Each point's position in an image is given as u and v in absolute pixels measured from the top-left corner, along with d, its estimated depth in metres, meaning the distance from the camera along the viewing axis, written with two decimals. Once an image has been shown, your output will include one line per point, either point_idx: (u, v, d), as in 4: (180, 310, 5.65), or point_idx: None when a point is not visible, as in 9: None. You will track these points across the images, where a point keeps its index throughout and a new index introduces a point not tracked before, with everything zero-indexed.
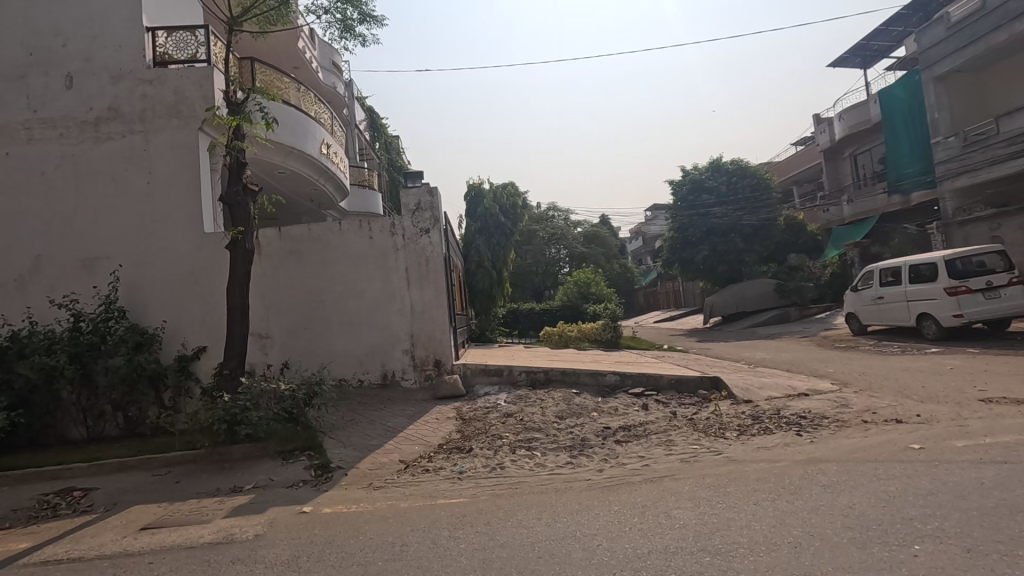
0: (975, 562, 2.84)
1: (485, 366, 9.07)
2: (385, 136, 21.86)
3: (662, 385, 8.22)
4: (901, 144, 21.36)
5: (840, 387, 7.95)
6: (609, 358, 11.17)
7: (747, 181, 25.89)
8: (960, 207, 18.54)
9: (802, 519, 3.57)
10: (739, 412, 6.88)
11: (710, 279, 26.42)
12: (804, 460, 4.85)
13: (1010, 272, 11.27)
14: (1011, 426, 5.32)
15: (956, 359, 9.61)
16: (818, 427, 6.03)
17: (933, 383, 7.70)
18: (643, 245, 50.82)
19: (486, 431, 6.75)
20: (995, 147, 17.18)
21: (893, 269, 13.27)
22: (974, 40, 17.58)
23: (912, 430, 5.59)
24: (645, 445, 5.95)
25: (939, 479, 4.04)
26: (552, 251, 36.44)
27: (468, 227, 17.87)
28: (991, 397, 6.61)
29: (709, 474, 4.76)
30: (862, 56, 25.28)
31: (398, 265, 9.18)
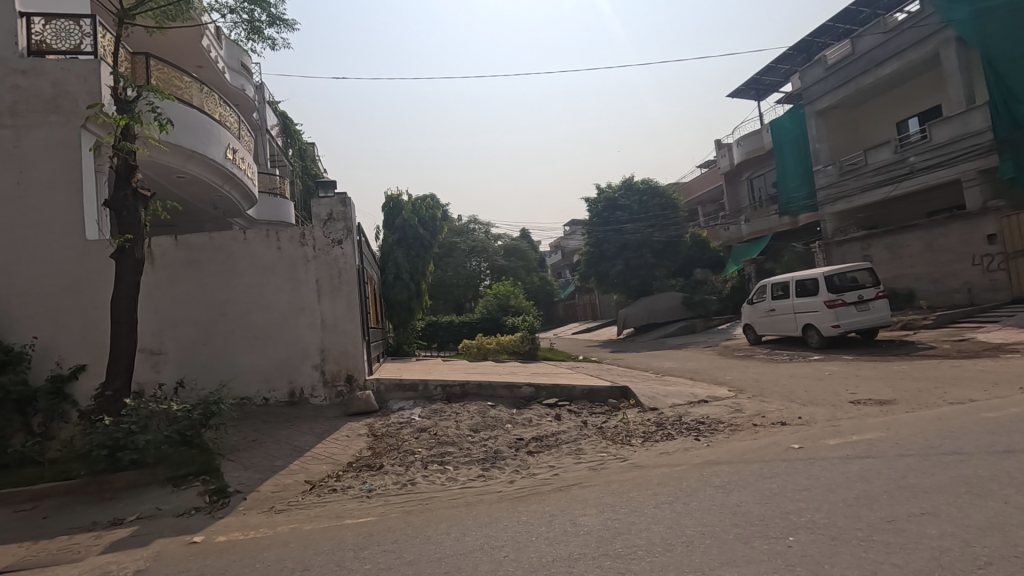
0: (839, 548, 3.15)
1: (400, 381, 8.92)
2: (299, 142, 20.97)
3: (575, 395, 8.45)
4: (789, 170, 23.52)
5: (735, 393, 8.55)
6: (526, 369, 11.34)
7: (657, 199, 27.33)
8: (837, 228, 20.79)
9: (695, 519, 3.80)
10: (645, 419, 7.22)
11: (624, 292, 27.62)
12: (700, 463, 5.18)
13: (877, 287, 12.75)
14: (874, 424, 5.98)
15: (834, 366, 10.66)
16: (714, 431, 6.46)
17: (813, 388, 8.49)
18: (562, 258, 52.26)
19: (399, 447, 6.62)
20: (865, 176, 19.45)
21: (783, 284, 14.53)
22: (847, 81, 19.85)
23: (794, 431, 6.12)
24: (556, 454, 6.09)
25: (813, 475, 4.47)
26: (472, 263, 36.53)
27: (385, 238, 17.48)
28: (860, 400, 7.39)
29: (615, 481, 4.95)
30: (755, 89, 27.73)
31: (309, 277, 8.83)
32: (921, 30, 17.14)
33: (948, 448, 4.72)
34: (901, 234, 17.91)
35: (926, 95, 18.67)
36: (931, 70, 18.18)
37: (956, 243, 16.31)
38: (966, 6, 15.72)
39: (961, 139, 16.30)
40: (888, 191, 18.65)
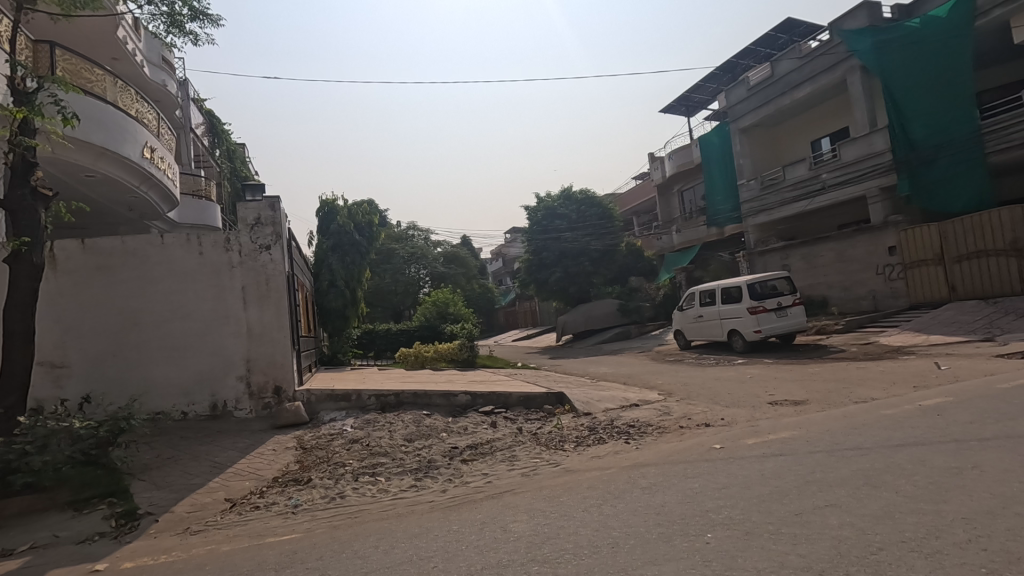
0: (751, 543, 3.33)
1: (332, 391, 8.64)
2: (228, 143, 19.98)
3: (511, 402, 8.47)
4: (716, 183, 24.75)
5: (665, 397, 8.86)
6: (463, 377, 11.29)
7: (594, 209, 28.01)
8: (759, 239, 22.14)
9: (621, 520, 3.91)
10: (579, 424, 7.36)
11: (562, 299, 28.12)
12: (629, 466, 5.34)
13: (794, 294, 13.64)
14: (789, 424, 6.38)
15: (755, 369, 11.29)
16: (644, 434, 6.67)
17: (736, 390, 8.94)
18: (503, 265, 52.52)
19: (329, 459, 6.41)
20: (784, 191, 20.81)
21: (710, 291, 15.25)
22: (767, 102, 21.19)
23: (717, 432, 6.41)
24: (490, 462, 6.09)
25: (732, 473, 4.70)
26: (411, 270, 36.06)
27: (319, 244, 16.89)
28: (777, 401, 7.85)
29: (546, 486, 5.02)
30: (686, 106, 29.13)
31: (234, 284, 8.42)
32: (831, 58, 18.60)
33: (851, 444, 5.11)
34: (815, 246, 19.26)
35: (836, 117, 20.21)
36: (839, 95, 19.72)
37: (863, 254, 17.70)
38: (867, 39, 17.27)
39: (866, 159, 17.76)
40: (803, 205, 20.03)
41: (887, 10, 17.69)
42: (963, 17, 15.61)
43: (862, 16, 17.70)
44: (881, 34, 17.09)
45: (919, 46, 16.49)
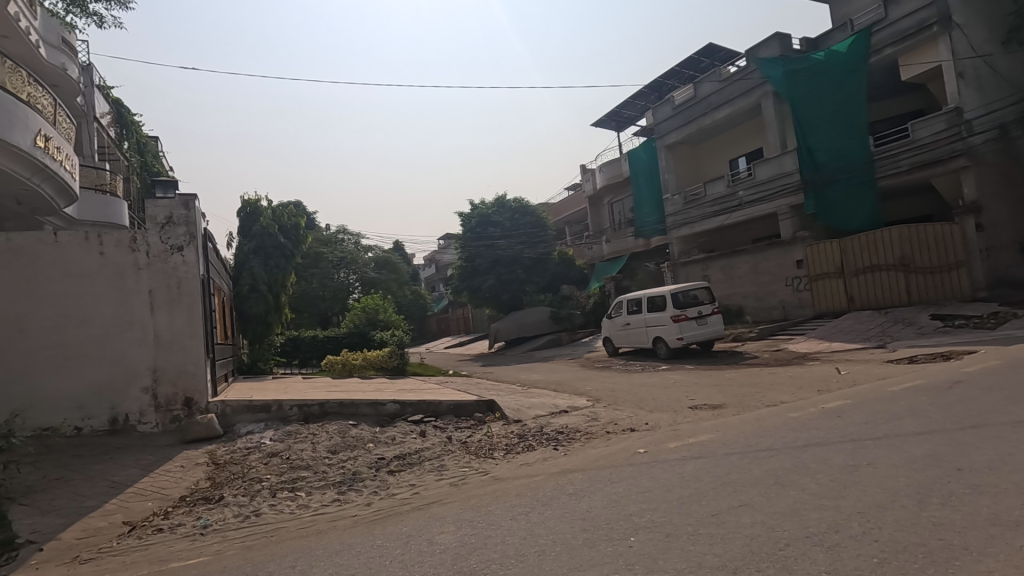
0: (672, 544, 3.44)
1: (249, 402, 8.15)
2: (138, 135, 18.53)
3: (442, 411, 8.35)
4: (643, 196, 25.77)
5: (593, 403, 9.06)
6: (392, 386, 11.01)
7: (528, 217, 28.26)
8: (682, 251, 23.27)
9: (548, 528, 3.93)
10: (509, 432, 7.37)
11: (495, 306, 28.18)
12: (558, 472, 5.39)
13: (713, 304, 14.38)
14: (707, 427, 6.69)
15: (678, 374, 11.79)
16: (572, 440, 6.77)
17: (660, 396, 9.29)
18: (436, 272, 52.04)
19: (244, 475, 6.03)
20: (705, 206, 22.01)
21: (637, 299, 15.77)
22: (689, 121, 22.38)
23: (641, 437, 6.62)
24: (417, 472, 5.96)
25: (655, 476, 4.86)
26: (340, 275, 34.90)
27: (240, 246, 15.94)
28: (697, 405, 8.24)
29: (474, 495, 4.96)
30: (616, 121, 30.29)
31: (140, 288, 7.78)
32: (747, 83, 19.94)
33: (763, 445, 5.42)
34: (732, 258, 20.44)
35: (751, 138, 21.66)
36: (754, 118, 21.16)
37: (774, 267, 18.97)
38: (779, 68, 18.62)
39: (777, 179, 19.15)
40: (722, 220, 21.29)
41: (795, 42, 19.20)
42: (861, 53, 17.19)
43: (774, 46, 19.09)
44: (791, 64, 18.49)
45: (824, 77, 17.97)
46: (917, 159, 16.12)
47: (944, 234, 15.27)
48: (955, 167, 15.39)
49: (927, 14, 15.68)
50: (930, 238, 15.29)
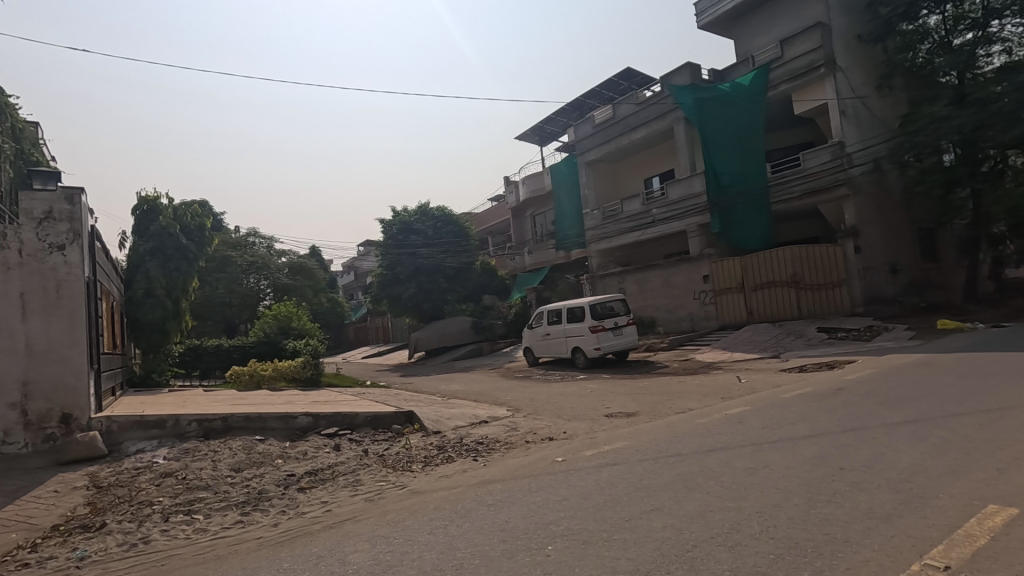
0: (588, 551, 3.51)
1: (141, 418, 7.43)
2: (15, 120, 16.45)
3: (358, 423, 8.05)
4: (564, 210, 26.48)
5: (513, 413, 9.10)
6: (305, 397, 10.49)
7: (451, 226, 28.07)
8: (600, 264, 24.15)
9: (467, 540, 3.88)
10: (428, 443, 7.23)
11: (416, 315, 27.72)
12: (477, 483, 5.35)
13: (628, 315, 14.99)
14: (621, 434, 6.92)
15: (594, 383, 12.16)
16: (491, 450, 6.76)
17: (577, 404, 9.52)
18: (354, 279, 50.45)
19: (131, 499, 5.47)
20: (621, 222, 23.01)
21: (557, 311, 16.10)
22: (608, 140, 23.35)
23: (559, 445, 6.73)
24: (330, 488, 5.69)
25: (572, 484, 4.94)
26: (250, 280, 32.82)
27: (134, 246, 14.57)
28: (613, 413, 8.51)
29: (391, 510, 4.80)
30: (539, 135, 31.05)
31: (9, 290, 6.91)
32: (661, 107, 21.14)
33: (674, 451, 5.69)
34: (646, 272, 21.44)
35: (664, 160, 22.97)
36: (667, 140, 22.46)
37: (684, 281, 20.10)
38: (689, 95, 19.83)
39: (687, 200, 20.42)
40: (637, 235, 22.35)
41: (705, 72, 20.60)
42: (760, 87, 18.74)
43: (686, 75, 20.39)
44: (700, 92, 19.76)
45: (728, 106, 19.35)
46: (808, 186, 17.78)
47: (829, 255, 16.91)
48: (838, 195, 17.11)
49: (816, 56, 17.40)
50: (818, 258, 16.90)
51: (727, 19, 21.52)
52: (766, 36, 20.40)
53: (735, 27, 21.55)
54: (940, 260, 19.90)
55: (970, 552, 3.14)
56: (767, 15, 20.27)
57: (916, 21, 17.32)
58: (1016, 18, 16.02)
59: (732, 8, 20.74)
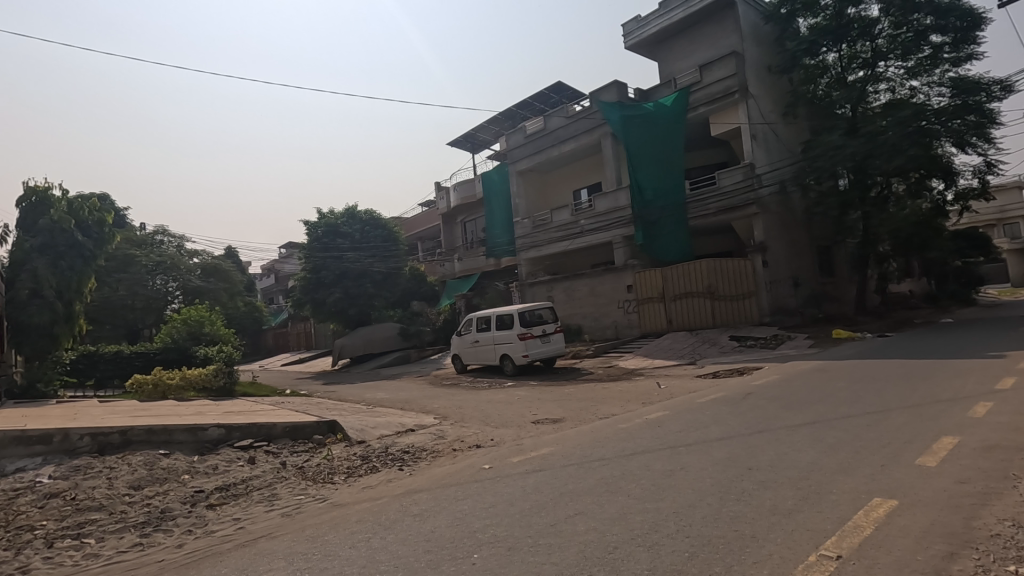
0: (513, 557, 3.53)
1: (22, 433, 6.67)
2: None
3: (276, 434, 7.66)
4: (495, 218, 26.65)
5: (440, 421, 8.99)
6: (217, 408, 9.82)
7: (379, 231, 27.43)
8: (530, 272, 24.50)
9: (390, 552, 3.79)
10: (351, 454, 6.99)
11: (341, 321, 26.78)
12: (402, 493, 5.23)
13: (556, 323, 15.26)
14: (548, 440, 7.03)
15: (522, 390, 12.28)
16: (418, 459, 6.65)
17: (505, 412, 9.56)
18: (275, 283, 48.09)
19: (7, 525, 4.89)
20: (551, 231, 23.48)
21: (485, 317, 16.13)
22: (539, 151, 23.81)
23: (486, 452, 6.73)
24: (243, 504, 5.37)
25: (499, 491, 4.95)
26: (156, 281, 30.41)
27: (19, 242, 13.12)
28: (539, 419, 8.62)
29: (310, 525, 4.60)
30: (471, 142, 31.14)
31: None
32: (590, 122, 21.86)
33: (597, 455, 5.86)
34: (573, 281, 21.97)
35: (592, 173, 23.74)
36: (595, 154, 23.24)
37: (610, 290, 20.77)
38: (617, 112, 20.61)
39: (613, 212, 21.19)
40: (565, 245, 22.90)
41: (631, 91, 21.52)
42: (682, 108, 19.73)
43: (614, 92, 21.18)
44: (626, 110, 20.55)
45: (653, 124, 20.18)
46: (722, 204, 19.00)
47: (740, 268, 18.11)
48: (749, 212, 18.40)
49: (731, 83, 18.68)
50: (730, 271, 18.05)
51: (651, 43, 22.64)
52: (686, 61, 21.64)
53: (659, 49, 22.70)
54: (835, 275, 21.85)
55: (857, 542, 3.45)
56: (688, 40, 21.49)
57: (817, 57, 18.98)
58: (898, 62, 17.90)
59: (657, 31, 21.82)
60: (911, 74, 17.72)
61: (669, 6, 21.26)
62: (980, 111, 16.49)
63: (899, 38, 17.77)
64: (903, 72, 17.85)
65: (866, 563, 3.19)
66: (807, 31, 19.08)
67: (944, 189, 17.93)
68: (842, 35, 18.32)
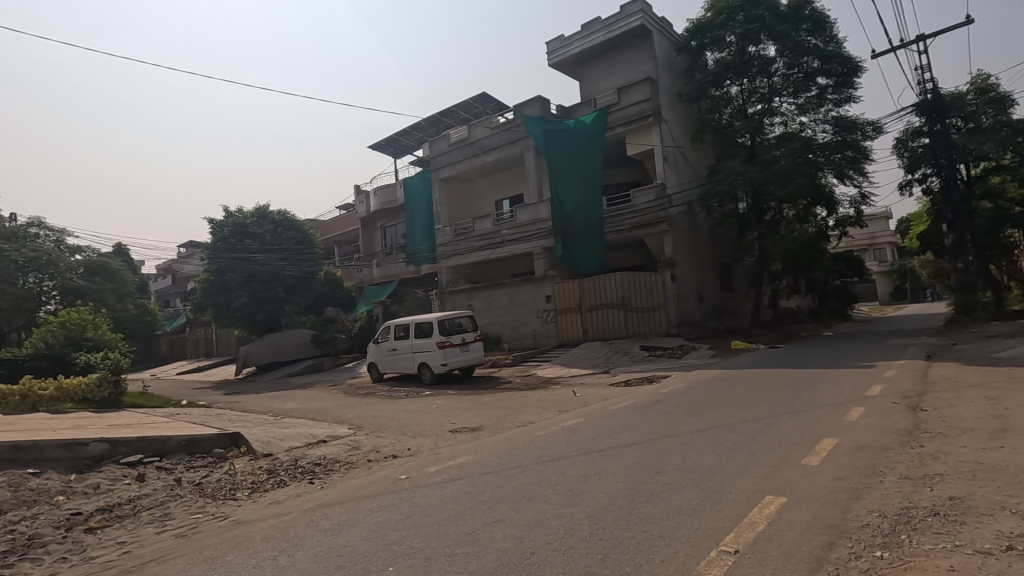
0: (429, 567, 3.49)
1: None
2: None
3: (170, 448, 7.05)
4: (415, 224, 26.27)
5: (354, 431, 8.68)
6: (100, 421, 8.87)
7: (292, 232, 26.08)
8: (450, 280, 24.41)
9: (299, 570, 3.60)
10: (256, 468, 6.58)
11: (247, 327, 25.19)
12: (312, 508, 5.00)
13: (476, 331, 15.27)
14: (465, 449, 7.00)
15: (440, 399, 12.15)
16: (329, 472, 6.38)
17: (422, 421, 9.41)
18: (172, 284, 44.47)
19: None
20: (472, 240, 23.55)
21: (404, 325, 15.81)
22: (462, 160, 23.86)
23: (403, 462, 6.60)
24: (130, 526, 4.89)
25: (415, 502, 4.87)
26: (28, 280, 27.05)
27: None
28: (457, 428, 8.57)
29: (208, 546, 4.27)
30: (393, 147, 30.62)
31: None
32: (513, 134, 22.24)
33: (515, 463, 5.91)
34: (493, 290, 22.13)
35: (514, 184, 24.14)
36: (517, 166, 23.66)
37: (529, 300, 21.12)
38: (539, 126, 21.16)
39: (533, 224, 21.65)
40: (486, 254, 23.08)
41: (553, 107, 22.16)
42: (600, 126, 20.54)
43: (537, 106, 21.70)
44: (548, 125, 21.19)
45: (573, 140, 20.83)
46: (637, 220, 20.00)
47: (651, 282, 19.08)
48: (660, 229, 19.47)
49: (646, 107, 19.77)
50: (642, 284, 18.98)
51: (573, 62, 23.47)
52: (605, 83, 22.62)
53: (580, 69, 23.56)
54: (734, 290, 23.58)
55: (752, 537, 3.73)
56: (608, 63, 22.48)
57: (722, 89, 20.50)
58: (791, 98, 19.72)
59: (579, 51, 22.63)
60: (801, 111, 19.67)
61: (591, 28, 22.09)
62: (856, 147, 18.57)
63: (792, 78, 19.56)
64: (794, 108, 19.72)
65: (759, 556, 3.46)
66: (713, 64, 20.57)
67: (827, 216, 19.96)
68: (744, 70, 19.90)
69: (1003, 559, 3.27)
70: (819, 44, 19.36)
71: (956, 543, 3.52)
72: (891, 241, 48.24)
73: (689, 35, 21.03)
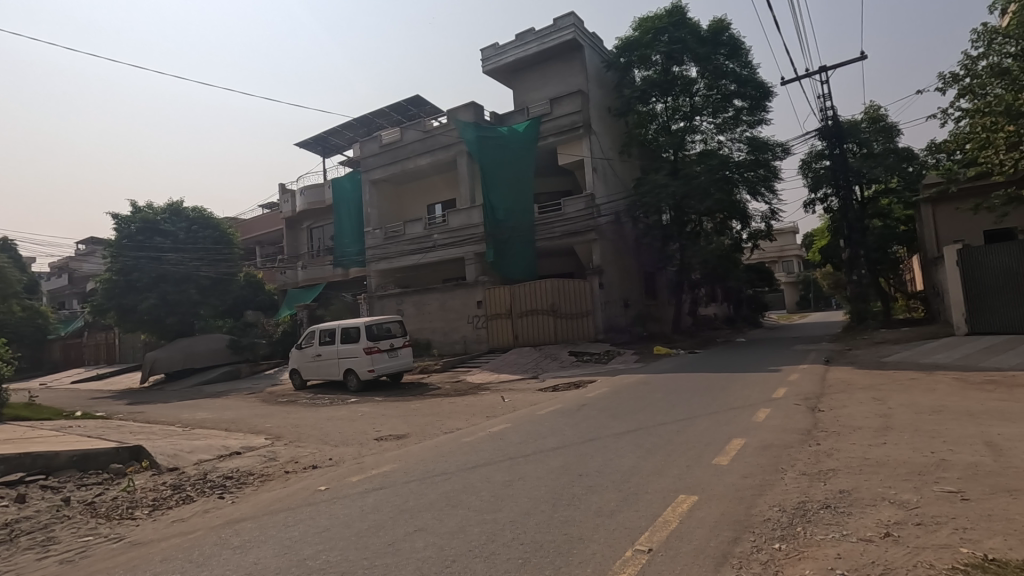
0: None
1: None
2: None
3: (58, 465, 6.41)
4: (343, 226, 25.48)
5: (272, 442, 8.27)
6: None
7: (209, 231, 24.52)
8: (380, 284, 23.86)
9: None
10: (159, 484, 6.12)
11: (156, 332, 23.38)
12: (221, 524, 4.71)
13: (405, 337, 15.01)
14: (389, 458, 6.83)
15: (365, 406, 11.82)
16: (242, 485, 6.04)
17: (346, 429, 9.11)
18: (69, 283, 40.64)
19: None
20: (403, 243, 23.17)
21: (329, 330, 15.26)
22: (394, 162, 23.47)
23: (323, 473, 6.36)
24: (4, 554, 4.38)
25: (334, 514, 4.70)
26: None
27: None
28: (382, 436, 8.37)
29: (97, 572, 3.90)
30: (322, 145, 29.62)
31: None
32: (446, 139, 22.14)
33: (440, 470, 5.84)
34: (424, 295, 21.84)
35: (447, 189, 24.06)
36: (450, 171, 23.60)
37: (460, 305, 21.02)
38: (473, 132, 21.22)
39: (465, 229, 21.59)
40: (418, 258, 22.77)
41: (487, 113, 22.27)
42: (533, 135, 20.88)
43: (471, 112, 21.72)
44: (482, 130, 21.25)
45: (506, 147, 21.00)
46: (567, 228, 20.50)
47: (580, 289, 19.49)
48: (589, 238, 20.03)
49: (577, 118, 20.31)
50: (571, 291, 19.34)
51: (507, 70, 23.73)
52: (539, 93, 23.02)
53: (514, 77, 23.84)
54: (657, 297, 24.60)
55: (665, 535, 3.90)
56: (541, 73, 22.92)
57: (648, 105, 21.36)
58: (710, 118, 20.86)
59: (513, 60, 22.91)
60: (719, 130, 20.85)
61: (525, 38, 22.41)
62: (767, 166, 19.98)
63: (712, 98, 20.73)
64: (713, 127, 20.90)
65: (670, 554, 3.62)
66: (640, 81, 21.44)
67: (741, 230, 21.29)
68: (668, 88, 20.91)
69: (881, 544, 3.61)
70: (736, 69, 20.71)
71: (843, 533, 3.84)
72: (797, 254, 52.24)
73: (618, 52, 21.88)
